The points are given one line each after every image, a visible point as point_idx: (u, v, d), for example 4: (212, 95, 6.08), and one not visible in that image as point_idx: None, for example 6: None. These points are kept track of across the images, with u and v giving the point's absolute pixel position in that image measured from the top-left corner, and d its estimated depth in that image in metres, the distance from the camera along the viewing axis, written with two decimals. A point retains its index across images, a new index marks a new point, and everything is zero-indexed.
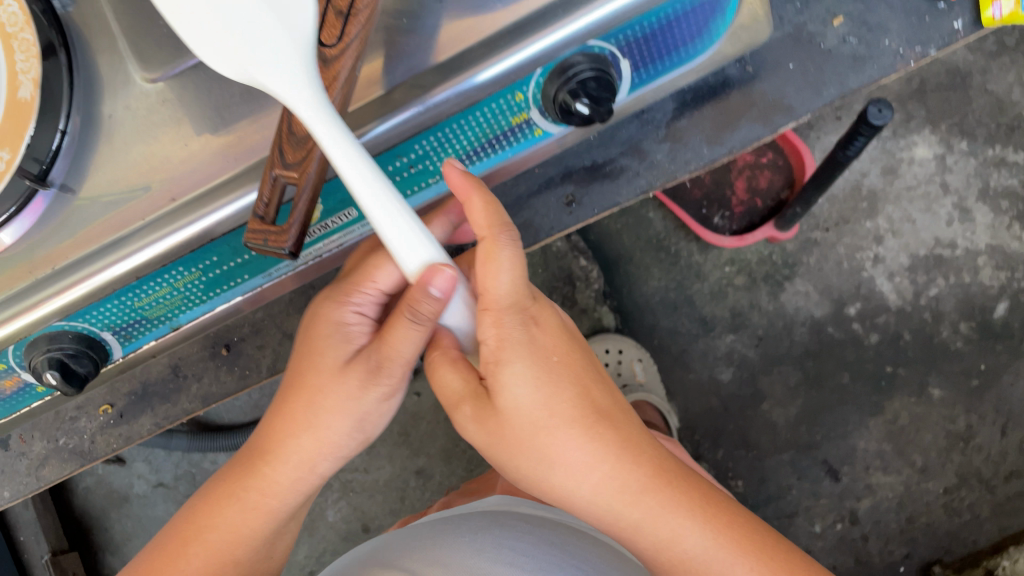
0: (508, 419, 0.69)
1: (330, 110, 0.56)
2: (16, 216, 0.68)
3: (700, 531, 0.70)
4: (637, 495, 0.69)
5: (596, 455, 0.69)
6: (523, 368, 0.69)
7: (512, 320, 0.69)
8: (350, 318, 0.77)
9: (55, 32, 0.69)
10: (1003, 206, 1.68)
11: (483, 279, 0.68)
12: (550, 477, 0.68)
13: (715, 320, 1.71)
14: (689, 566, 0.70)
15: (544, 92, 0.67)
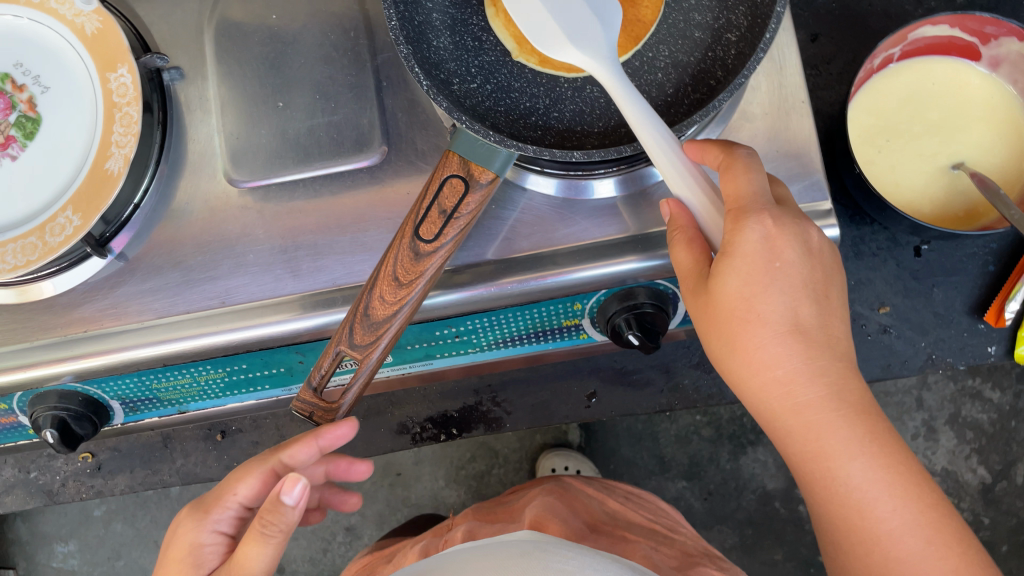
0: (758, 357, 0.54)
1: (408, 305, 0.58)
2: (63, 270, 0.69)
3: (898, 476, 0.53)
4: (852, 425, 0.53)
5: (854, 382, 0.54)
6: (814, 280, 0.55)
7: (755, 216, 0.54)
8: (218, 531, 0.68)
9: (158, 104, 0.70)
10: (968, 436, 1.71)
11: (743, 186, 0.55)
12: (781, 375, 0.54)
13: (673, 462, 1.69)
14: (871, 530, 0.54)
15: (601, 307, 0.70)
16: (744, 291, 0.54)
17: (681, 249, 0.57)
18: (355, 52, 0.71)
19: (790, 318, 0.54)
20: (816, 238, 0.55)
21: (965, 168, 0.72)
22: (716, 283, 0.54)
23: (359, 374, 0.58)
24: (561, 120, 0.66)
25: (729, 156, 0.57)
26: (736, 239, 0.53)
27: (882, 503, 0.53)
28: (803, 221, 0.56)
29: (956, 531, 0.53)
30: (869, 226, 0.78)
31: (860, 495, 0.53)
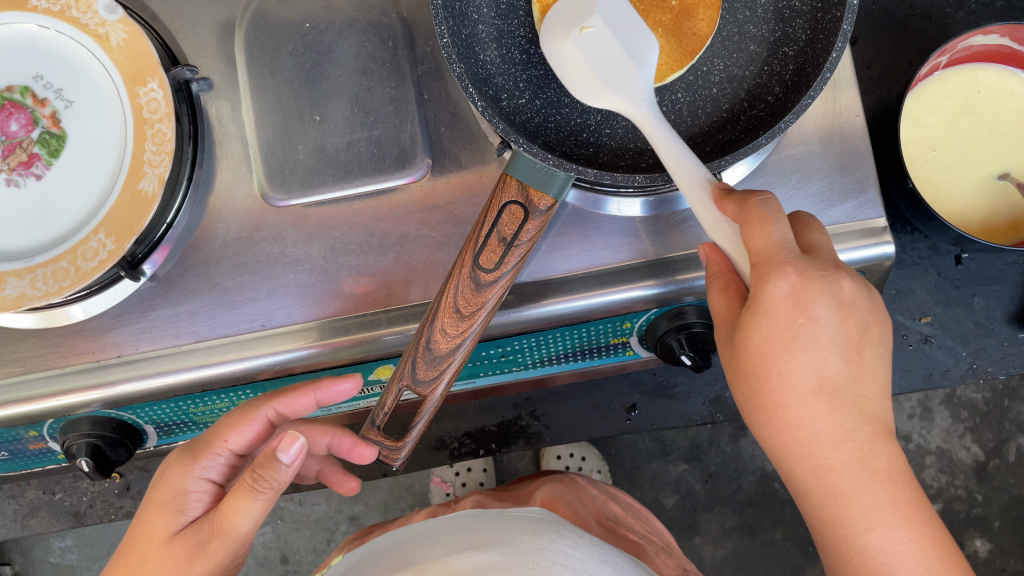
0: (779, 414, 0.52)
1: (470, 336, 0.57)
2: (96, 292, 0.66)
3: (923, 552, 0.50)
4: (875, 494, 0.51)
5: (883, 449, 0.51)
6: (846, 338, 0.52)
7: (790, 273, 0.51)
8: (201, 481, 0.63)
9: (188, 117, 0.67)
10: (962, 414, 1.48)
11: (764, 237, 0.52)
12: (803, 435, 0.52)
13: (675, 445, 1.58)
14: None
15: (650, 326, 0.69)
16: (766, 346, 0.52)
17: (716, 296, 0.57)
18: (394, 63, 0.69)
19: (817, 376, 0.51)
20: (852, 290, 0.52)
21: (1011, 179, 0.72)
22: (743, 336, 0.53)
23: (421, 412, 0.57)
24: (613, 137, 0.65)
25: (738, 200, 0.52)
26: (760, 294, 0.52)
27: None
28: (835, 271, 0.53)
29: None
30: (909, 234, 0.80)
31: (878, 567, 0.51)
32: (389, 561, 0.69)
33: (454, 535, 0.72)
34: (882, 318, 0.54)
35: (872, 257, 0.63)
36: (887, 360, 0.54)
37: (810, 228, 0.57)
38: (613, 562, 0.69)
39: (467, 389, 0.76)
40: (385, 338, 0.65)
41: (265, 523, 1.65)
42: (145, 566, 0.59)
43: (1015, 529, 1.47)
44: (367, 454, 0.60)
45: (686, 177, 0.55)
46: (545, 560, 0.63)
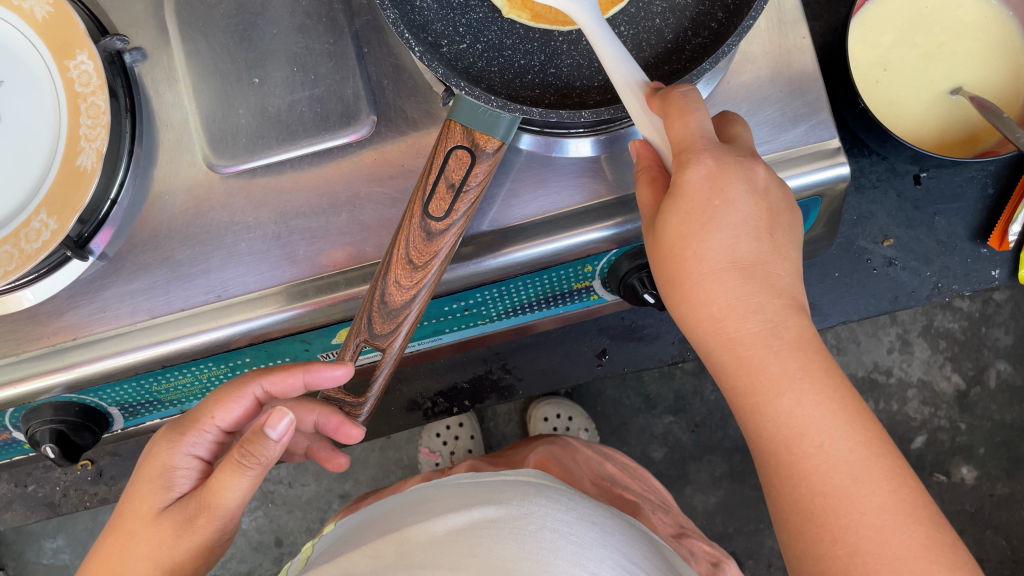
0: (693, 292, 0.53)
1: (424, 286, 0.56)
2: (44, 275, 0.64)
3: (834, 414, 0.49)
4: (785, 360, 0.50)
5: (793, 321, 0.51)
6: (758, 217, 0.53)
7: (705, 157, 0.51)
8: (186, 459, 0.61)
9: (123, 89, 0.65)
10: (940, 345, 1.47)
11: (684, 127, 0.52)
12: (716, 311, 0.52)
13: (659, 398, 1.57)
14: (802, 468, 0.49)
15: (612, 268, 0.69)
16: (682, 228, 0.52)
17: (643, 188, 0.56)
18: (331, 18, 0.67)
19: (729, 253, 0.52)
20: (765, 176, 0.53)
21: (964, 92, 0.73)
22: (660, 222, 0.53)
23: (384, 363, 0.57)
24: (558, 77, 0.64)
25: (662, 96, 0.53)
26: (678, 179, 0.52)
27: (813, 442, 0.49)
28: (750, 159, 0.53)
29: (894, 468, 0.48)
30: (867, 158, 0.88)
31: (791, 433, 0.50)
32: (379, 530, 0.67)
33: (442, 500, 0.69)
34: (791, 207, 0.55)
35: (827, 179, 0.63)
36: (797, 245, 0.54)
37: (732, 123, 0.58)
38: (602, 524, 0.66)
39: (434, 346, 0.77)
40: (343, 299, 0.65)
41: (256, 507, 1.64)
42: (134, 543, 0.58)
43: (1000, 455, 1.47)
44: (356, 433, 0.62)
45: (622, 77, 0.55)
46: (532, 525, 0.61)
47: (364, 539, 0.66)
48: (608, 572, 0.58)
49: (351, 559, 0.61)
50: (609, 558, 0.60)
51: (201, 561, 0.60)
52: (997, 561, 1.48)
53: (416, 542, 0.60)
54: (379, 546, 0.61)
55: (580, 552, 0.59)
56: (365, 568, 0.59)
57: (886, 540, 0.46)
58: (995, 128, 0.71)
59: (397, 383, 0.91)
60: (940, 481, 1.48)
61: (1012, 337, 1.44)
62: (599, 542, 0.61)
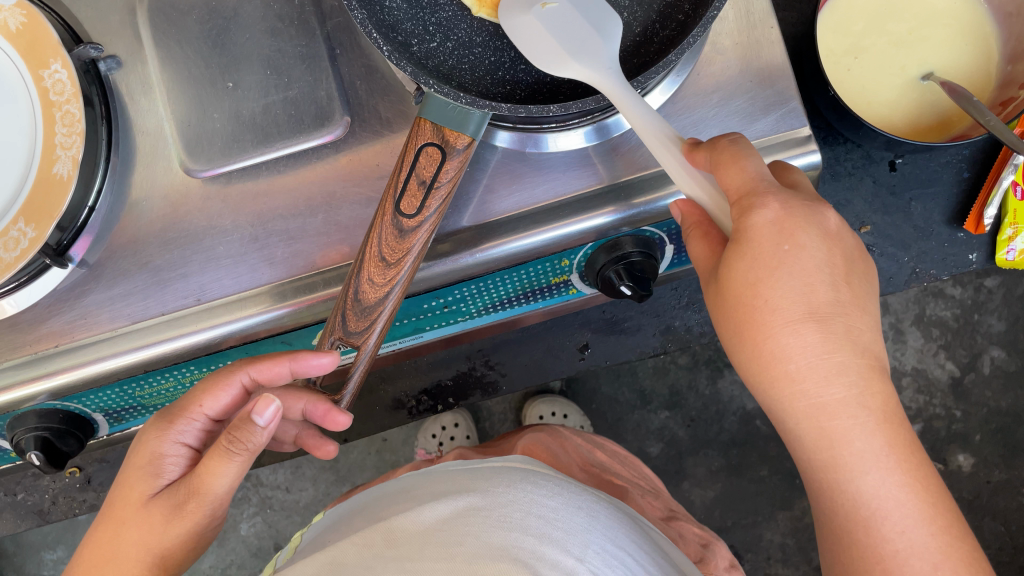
0: (766, 345, 0.52)
1: (397, 283, 0.57)
2: (25, 284, 0.64)
3: (916, 497, 0.51)
4: (870, 433, 0.51)
5: (879, 385, 0.51)
6: (834, 269, 0.52)
7: (775, 205, 0.51)
8: (175, 448, 0.61)
9: (99, 97, 0.66)
10: (934, 333, 1.47)
11: (739, 172, 0.52)
12: (793, 368, 0.51)
13: (653, 394, 1.57)
14: (880, 548, 0.52)
15: (588, 261, 0.69)
16: (752, 276, 0.52)
17: (698, 244, 0.57)
18: (302, 21, 0.68)
19: (806, 306, 0.51)
20: (837, 224, 0.53)
21: (933, 79, 0.74)
22: (728, 268, 0.53)
23: (359, 361, 0.58)
24: (529, 73, 0.65)
25: (708, 146, 0.54)
26: (745, 223, 0.52)
27: (895, 525, 0.51)
28: (819, 204, 0.53)
29: (971, 554, 0.51)
30: (843, 146, 0.90)
31: (872, 512, 0.52)
32: (365, 519, 0.66)
33: (429, 489, 0.68)
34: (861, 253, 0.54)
35: (798, 167, 0.63)
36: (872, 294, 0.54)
37: (787, 170, 0.58)
38: (589, 508, 0.66)
39: (416, 344, 0.77)
40: (322, 300, 0.66)
41: (254, 513, 1.64)
42: (124, 529, 0.58)
43: (996, 441, 1.47)
44: (344, 420, 0.62)
45: (650, 131, 0.55)
46: (518, 513, 0.61)
47: (350, 528, 0.66)
48: (593, 557, 0.58)
49: (338, 547, 0.60)
50: (594, 543, 0.60)
51: (192, 547, 0.60)
52: (997, 548, 1.48)
53: (404, 532, 0.60)
54: (366, 536, 0.61)
55: (566, 538, 0.59)
56: (354, 556, 0.58)
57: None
58: (965, 111, 0.71)
59: (381, 381, 0.94)
60: (937, 468, 1.49)
61: (1005, 323, 1.42)
62: (585, 527, 0.62)
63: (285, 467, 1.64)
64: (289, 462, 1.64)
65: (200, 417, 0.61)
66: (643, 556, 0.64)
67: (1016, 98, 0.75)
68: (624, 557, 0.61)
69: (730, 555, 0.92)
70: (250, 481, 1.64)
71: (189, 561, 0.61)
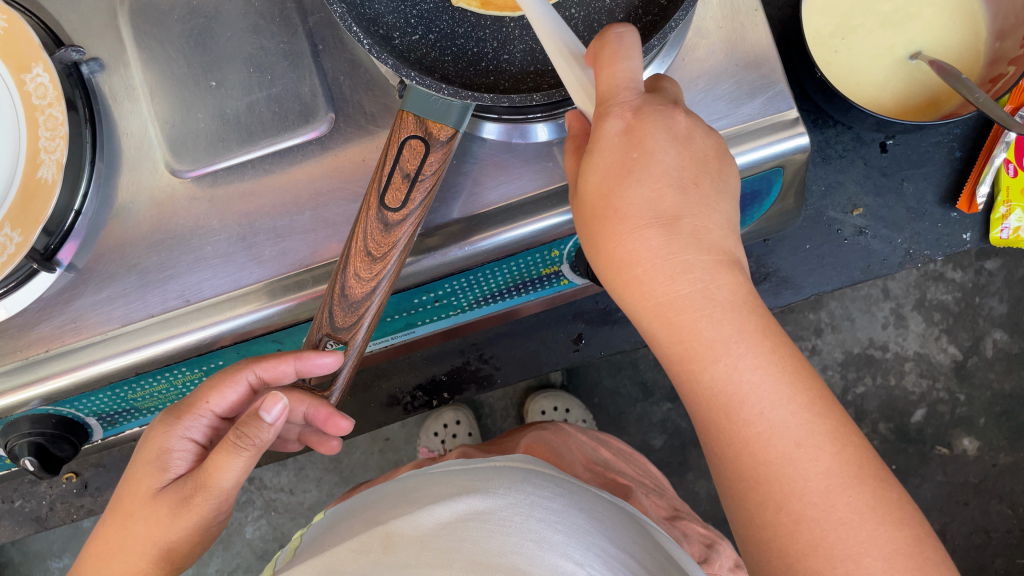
0: (618, 252, 0.51)
1: (383, 278, 0.57)
2: (14, 289, 0.64)
3: (774, 377, 0.48)
4: (719, 323, 0.48)
5: (726, 278, 0.50)
6: (683, 169, 0.51)
7: (621, 111, 0.52)
8: (181, 445, 0.60)
9: (82, 101, 0.65)
10: (935, 317, 1.45)
11: (613, 76, 0.52)
12: (641, 271, 0.51)
13: (655, 386, 1.56)
14: (743, 436, 0.48)
15: (580, 251, 0.70)
16: (603, 187, 0.52)
17: (570, 157, 0.58)
18: (284, 17, 0.68)
19: (653, 209, 0.51)
20: (686, 124, 0.53)
21: (922, 57, 0.74)
22: (584, 181, 0.53)
23: (348, 351, 0.58)
24: (512, 63, 0.65)
25: (590, 46, 0.53)
26: (598, 134, 0.52)
27: (753, 410, 0.48)
28: (671, 108, 0.53)
29: (837, 428, 0.47)
30: (832, 129, 0.90)
31: (729, 398, 0.48)
32: (364, 522, 0.65)
33: (427, 491, 0.68)
34: (721, 155, 0.54)
35: (787, 150, 0.63)
36: (730, 197, 0.53)
37: (659, 80, 0.58)
38: (589, 510, 0.65)
39: (409, 339, 0.77)
40: (311, 298, 0.66)
41: (259, 516, 1.64)
42: (132, 523, 0.57)
43: (1000, 424, 1.46)
44: (346, 426, 0.62)
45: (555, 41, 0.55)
46: (518, 516, 0.60)
47: (347, 529, 0.66)
48: (594, 560, 0.58)
49: (335, 553, 0.60)
50: (595, 547, 0.60)
51: (198, 541, 0.59)
52: (1005, 532, 1.47)
53: (402, 535, 0.59)
54: (364, 540, 0.60)
55: (566, 542, 0.58)
56: (352, 564, 0.58)
57: (831, 506, 0.46)
58: (956, 91, 0.71)
59: (375, 378, 0.96)
60: (942, 453, 1.48)
61: (1006, 305, 1.42)
62: (585, 530, 0.61)
63: (288, 469, 1.64)
64: (292, 463, 1.64)
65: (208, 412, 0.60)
66: (644, 558, 0.63)
67: (1005, 74, 0.74)
68: (624, 560, 0.60)
69: (733, 548, 0.91)
70: (252, 484, 1.64)
71: (195, 556, 0.61)
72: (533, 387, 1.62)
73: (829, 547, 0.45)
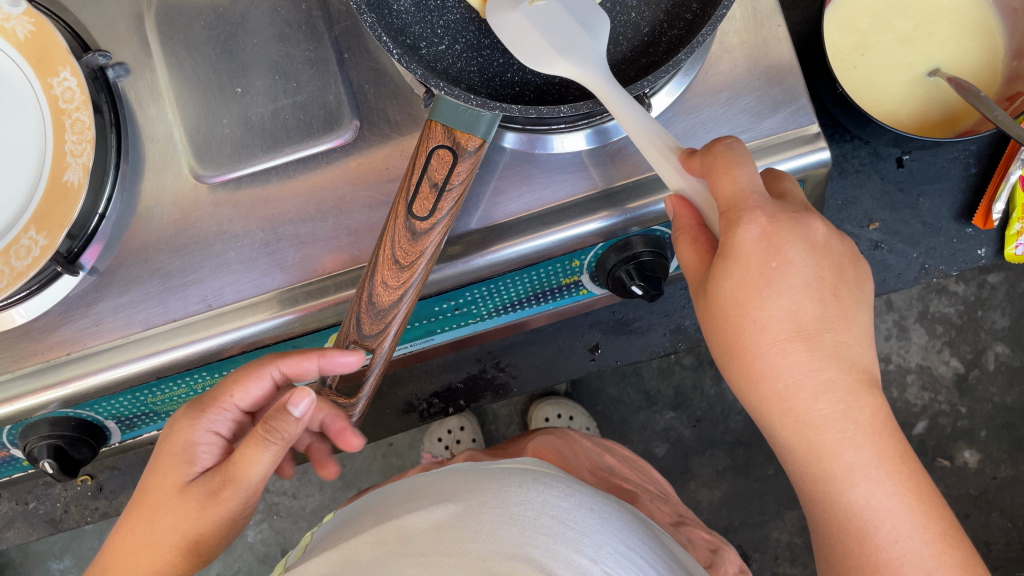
0: (755, 365, 0.52)
1: (410, 287, 0.57)
2: (37, 291, 0.64)
3: (910, 505, 0.51)
4: (860, 448, 0.51)
5: (867, 399, 0.51)
6: (823, 283, 0.51)
7: (757, 216, 0.51)
8: (203, 438, 0.60)
9: (107, 105, 0.66)
10: (938, 330, 1.46)
11: (732, 182, 0.52)
12: (780, 388, 0.51)
13: (659, 395, 1.56)
14: (874, 561, 0.52)
15: (599, 261, 0.69)
16: (739, 295, 0.51)
17: (686, 248, 0.56)
18: (310, 25, 0.68)
19: (793, 324, 0.51)
20: (824, 233, 0.52)
21: (940, 74, 0.75)
22: (715, 284, 0.53)
23: (376, 360, 0.59)
24: (538, 73, 0.66)
25: (704, 153, 0.53)
26: (732, 239, 0.51)
27: (887, 536, 0.51)
28: (807, 214, 0.52)
29: (966, 560, 0.51)
30: (849, 143, 0.91)
31: (863, 522, 0.52)
32: (375, 518, 0.65)
33: (439, 488, 0.68)
34: (854, 258, 0.54)
35: (808, 165, 0.63)
36: (865, 304, 0.53)
37: (781, 177, 0.57)
38: (601, 510, 0.65)
39: (427, 347, 0.78)
40: (334, 303, 0.66)
41: (261, 520, 1.64)
42: (161, 515, 0.58)
43: (1002, 437, 1.46)
44: (356, 442, 0.63)
45: (649, 138, 0.55)
46: (531, 511, 0.60)
47: (359, 525, 0.66)
48: (607, 558, 0.58)
49: (350, 545, 0.60)
50: (607, 545, 0.60)
51: (226, 532, 0.60)
52: (1004, 544, 1.48)
53: (416, 529, 0.60)
54: (378, 533, 0.60)
55: (579, 539, 0.59)
56: (367, 556, 0.58)
57: None
58: (974, 108, 0.72)
59: (392, 386, 0.95)
60: (943, 465, 1.48)
61: (1009, 319, 1.43)
62: (597, 528, 0.61)
63: (290, 472, 1.64)
64: (295, 467, 1.64)
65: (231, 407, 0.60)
66: (658, 562, 0.63)
67: (1022, 94, 0.75)
68: (636, 559, 0.60)
69: (739, 558, 0.92)
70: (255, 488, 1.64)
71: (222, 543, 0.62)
72: (537, 393, 1.62)
73: None
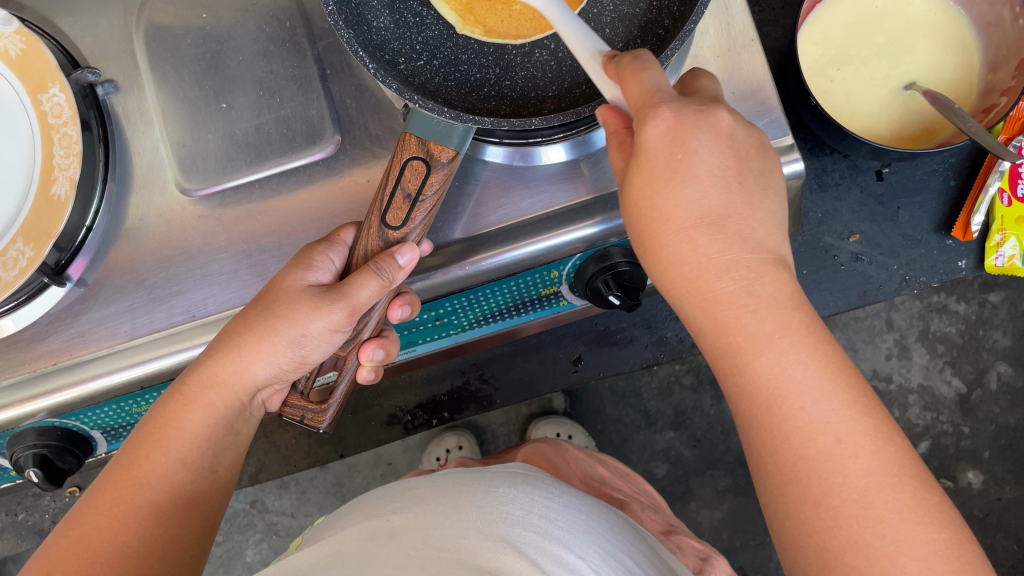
0: (665, 251, 0.54)
1: (376, 308, 0.62)
2: (22, 303, 0.66)
3: (817, 373, 0.50)
4: (762, 320, 0.51)
5: (770, 276, 0.52)
6: (727, 169, 0.53)
7: (664, 110, 0.52)
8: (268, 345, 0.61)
9: (96, 120, 0.67)
10: (938, 349, 1.45)
11: (639, 85, 0.54)
12: (687, 270, 0.54)
13: (658, 414, 1.56)
14: (785, 429, 0.50)
15: (578, 271, 0.70)
16: (647, 188, 0.54)
17: (615, 154, 0.58)
18: (295, 43, 0.70)
19: (698, 210, 0.53)
20: (729, 123, 0.54)
21: (916, 87, 0.76)
22: (630, 182, 0.55)
23: (343, 370, 0.64)
24: (513, 88, 0.67)
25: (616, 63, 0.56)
26: (642, 137, 0.53)
27: (794, 404, 0.50)
28: (713, 107, 0.54)
29: (880, 427, 0.49)
30: (829, 157, 0.92)
31: (772, 393, 0.51)
32: (362, 515, 0.66)
33: (427, 487, 0.68)
34: (764, 151, 0.56)
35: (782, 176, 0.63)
36: (772, 190, 0.55)
37: (699, 78, 0.59)
38: (587, 511, 0.66)
39: (410, 357, 0.80)
40: None
41: (260, 540, 1.64)
42: (208, 394, 0.61)
43: (1006, 458, 1.45)
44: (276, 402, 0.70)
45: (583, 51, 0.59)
46: (519, 510, 0.61)
47: (344, 524, 0.66)
48: (594, 556, 0.58)
49: (341, 541, 0.60)
50: (595, 545, 0.60)
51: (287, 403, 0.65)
52: (1009, 566, 1.47)
53: (406, 524, 0.60)
54: (369, 529, 0.61)
55: (566, 537, 0.59)
56: (358, 548, 0.58)
57: (868, 502, 0.47)
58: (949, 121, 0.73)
59: (377, 397, 1.00)
60: (947, 486, 1.47)
61: (1010, 338, 1.41)
62: (583, 528, 0.62)
63: (289, 491, 1.64)
64: (293, 485, 1.64)
65: (297, 291, 0.60)
66: (642, 560, 0.63)
67: (997, 105, 0.75)
68: (623, 558, 0.60)
69: (729, 569, 0.91)
70: (254, 507, 1.64)
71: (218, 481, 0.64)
72: (535, 412, 1.62)
73: (865, 542, 0.46)
